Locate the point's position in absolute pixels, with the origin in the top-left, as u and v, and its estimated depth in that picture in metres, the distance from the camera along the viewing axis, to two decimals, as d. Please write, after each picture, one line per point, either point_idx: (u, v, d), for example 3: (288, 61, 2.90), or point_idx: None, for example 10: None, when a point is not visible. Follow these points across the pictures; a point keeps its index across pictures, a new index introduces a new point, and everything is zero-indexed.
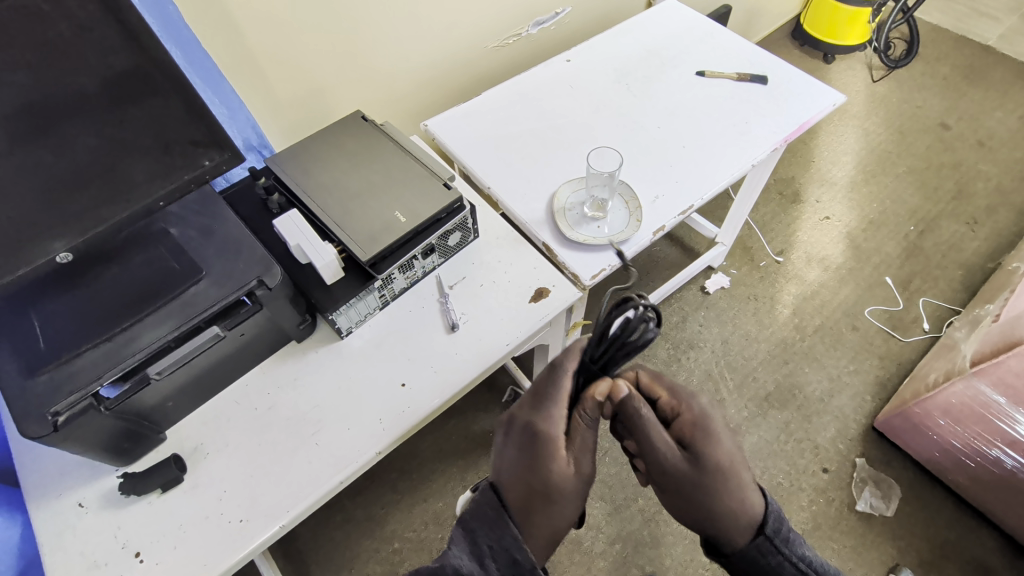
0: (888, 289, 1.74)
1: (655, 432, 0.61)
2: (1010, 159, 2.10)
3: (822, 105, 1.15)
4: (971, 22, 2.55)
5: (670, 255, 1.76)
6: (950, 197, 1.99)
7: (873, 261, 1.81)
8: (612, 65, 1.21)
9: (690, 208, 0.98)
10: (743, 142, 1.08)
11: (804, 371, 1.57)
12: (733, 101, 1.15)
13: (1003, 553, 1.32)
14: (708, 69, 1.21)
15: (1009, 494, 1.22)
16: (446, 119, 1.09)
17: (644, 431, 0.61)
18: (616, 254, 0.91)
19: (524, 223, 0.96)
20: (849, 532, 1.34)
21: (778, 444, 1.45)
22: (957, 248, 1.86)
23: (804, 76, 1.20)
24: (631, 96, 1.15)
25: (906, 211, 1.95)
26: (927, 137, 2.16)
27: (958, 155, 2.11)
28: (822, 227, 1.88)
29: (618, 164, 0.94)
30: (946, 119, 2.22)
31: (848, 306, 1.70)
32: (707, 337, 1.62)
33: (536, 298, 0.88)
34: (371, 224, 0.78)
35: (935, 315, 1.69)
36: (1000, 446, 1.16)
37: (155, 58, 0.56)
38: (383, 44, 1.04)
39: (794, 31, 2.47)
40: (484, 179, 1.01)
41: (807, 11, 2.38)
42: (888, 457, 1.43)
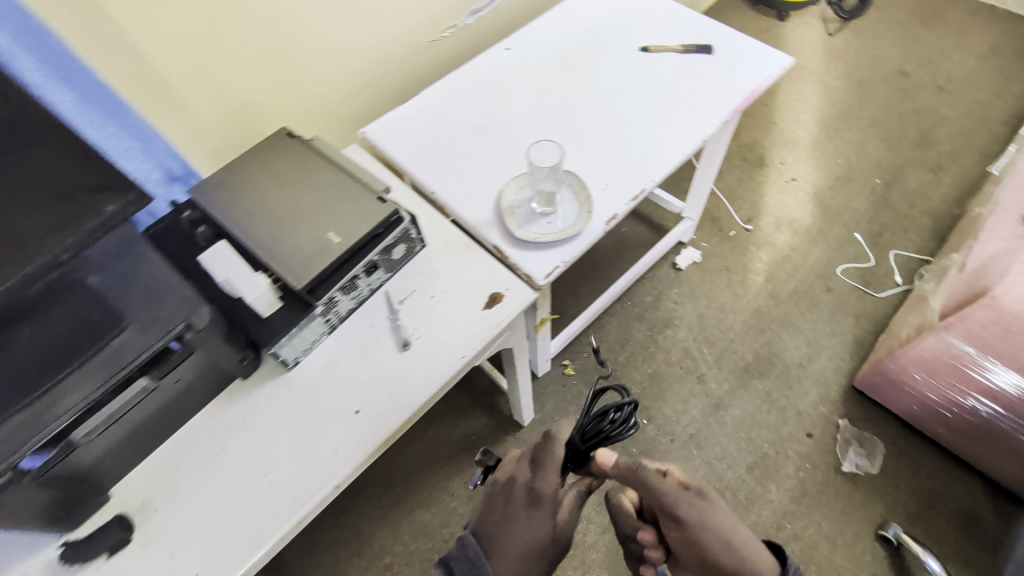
0: (859, 246, 1.74)
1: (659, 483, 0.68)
2: (970, 101, 2.09)
3: (769, 71, 1.13)
4: None
5: (639, 235, 1.74)
6: (913, 146, 1.98)
7: (841, 219, 1.80)
8: (553, 49, 1.17)
9: (641, 192, 0.96)
10: (692, 117, 1.06)
11: (782, 338, 1.57)
12: (679, 76, 1.12)
13: (988, 497, 1.34)
14: (651, 45, 1.17)
15: (988, 439, 1.23)
16: (384, 124, 1.04)
17: (647, 483, 0.68)
18: (570, 250, 0.88)
19: (473, 226, 0.92)
20: (837, 495, 1.35)
21: (761, 414, 1.45)
22: (924, 197, 1.85)
23: (749, 41, 1.18)
24: (574, 80, 1.11)
25: (871, 165, 1.93)
26: (886, 86, 2.14)
27: (918, 102, 2.10)
28: (789, 190, 1.87)
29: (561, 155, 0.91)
30: (905, 66, 2.20)
31: (820, 268, 1.69)
32: (682, 314, 1.61)
33: (490, 304, 0.85)
34: (304, 248, 0.74)
35: (906, 267, 1.69)
36: (976, 395, 1.17)
37: (25, 105, 0.52)
38: (307, 52, 0.99)
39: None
40: (428, 184, 0.96)
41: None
42: (870, 414, 1.44)
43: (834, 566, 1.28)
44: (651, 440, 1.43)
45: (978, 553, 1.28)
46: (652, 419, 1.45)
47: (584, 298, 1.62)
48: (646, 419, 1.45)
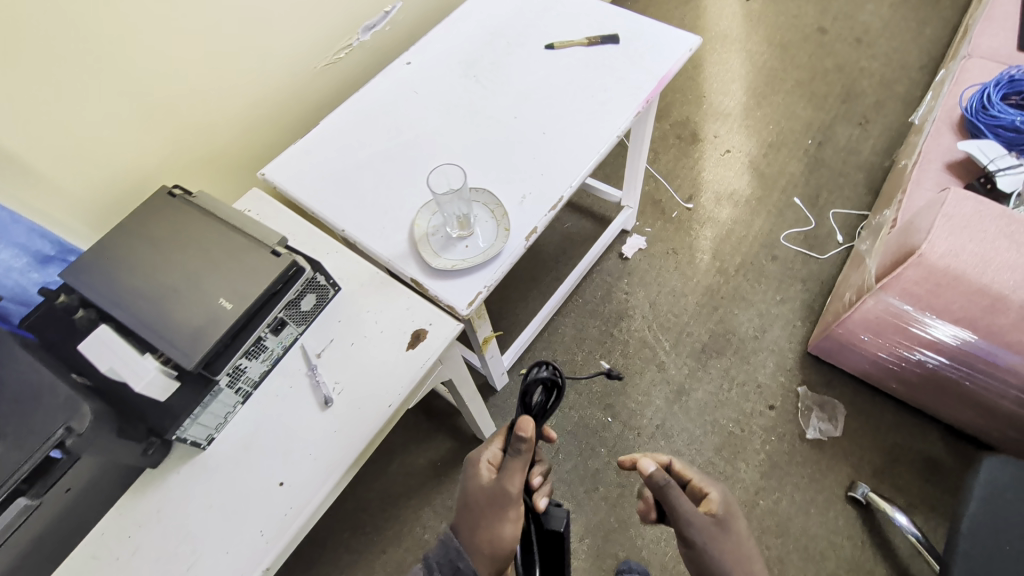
0: (799, 210, 1.75)
1: (686, 504, 0.64)
2: (888, 50, 2.12)
3: (677, 54, 1.10)
4: None
5: (583, 229, 1.71)
6: (840, 102, 2.00)
7: (779, 185, 1.81)
8: (456, 58, 1.12)
9: (560, 200, 0.92)
10: (603, 113, 1.02)
11: (734, 313, 1.57)
12: (587, 70, 1.08)
13: (947, 441, 1.37)
14: (557, 41, 1.13)
15: (938, 388, 1.25)
16: (284, 162, 0.98)
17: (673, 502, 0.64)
18: (491, 273, 0.84)
19: (388, 261, 0.87)
20: (804, 463, 1.36)
21: (722, 394, 1.45)
22: (855, 152, 1.87)
23: (653, 25, 1.15)
24: (480, 89, 1.06)
25: (801, 126, 1.94)
26: (807, 45, 2.16)
27: (840, 57, 2.12)
28: (725, 163, 1.86)
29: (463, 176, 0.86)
30: (823, 23, 2.22)
31: (763, 237, 1.70)
32: (635, 304, 1.59)
33: (413, 343, 0.80)
34: (194, 321, 0.68)
35: (846, 225, 1.71)
36: (920, 349, 1.18)
37: None
38: (184, 97, 0.92)
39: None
40: (337, 222, 0.91)
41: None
42: (827, 377, 1.46)
43: (809, 533, 1.29)
44: (618, 437, 1.41)
45: (943, 498, 1.31)
46: (616, 415, 1.44)
47: (535, 302, 1.59)
48: (611, 416, 1.44)
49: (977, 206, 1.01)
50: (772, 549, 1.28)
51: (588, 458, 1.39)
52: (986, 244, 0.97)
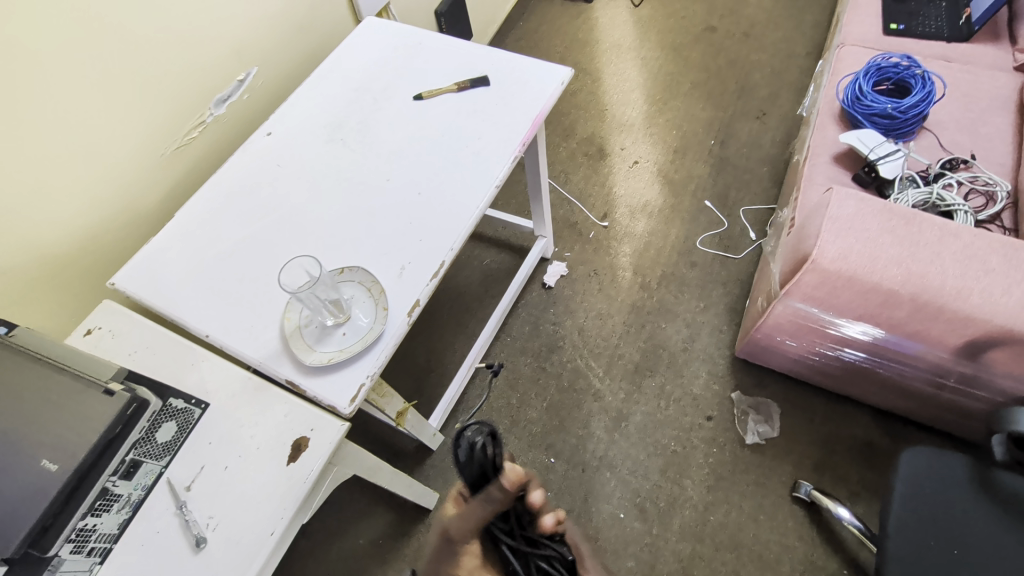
0: (711, 213, 1.77)
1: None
2: (774, 42, 2.20)
3: (549, 90, 1.07)
4: None
5: (502, 262, 1.67)
6: (736, 98, 2.05)
7: (689, 189, 1.83)
8: (319, 121, 1.05)
9: (441, 266, 0.87)
10: (479, 163, 0.98)
11: (662, 328, 1.56)
12: (459, 118, 1.04)
13: (878, 424, 1.39)
14: (425, 90, 1.09)
15: (861, 378, 1.27)
16: (136, 266, 0.89)
17: None
18: (373, 360, 0.78)
19: (259, 363, 0.80)
20: (748, 470, 1.36)
21: (661, 412, 1.44)
22: (757, 147, 1.92)
23: (523, 61, 1.12)
24: (348, 153, 1.00)
25: (703, 127, 1.98)
26: (698, 47, 2.20)
27: (730, 53, 2.17)
28: (635, 174, 1.87)
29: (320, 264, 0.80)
30: (710, 22, 2.27)
31: (680, 245, 1.71)
32: (563, 333, 1.56)
33: (294, 455, 0.73)
34: (12, 494, 0.61)
35: (757, 221, 1.74)
36: (837, 346, 1.19)
37: None
38: (3, 215, 0.82)
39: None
40: (199, 327, 0.82)
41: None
42: (758, 377, 1.47)
43: (762, 541, 1.28)
44: (563, 476, 1.37)
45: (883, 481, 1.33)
46: (558, 453, 1.40)
47: (462, 348, 1.53)
48: (553, 456, 1.39)
49: (860, 205, 1.03)
50: (728, 565, 1.26)
51: None
52: (872, 242, 0.98)
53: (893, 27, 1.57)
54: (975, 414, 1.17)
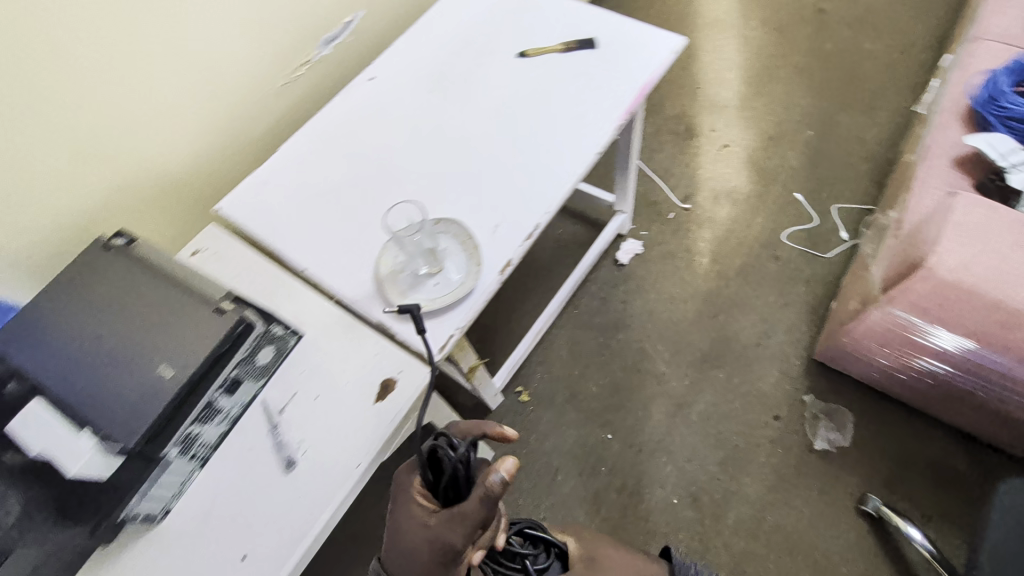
0: (801, 206, 1.67)
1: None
2: (892, 29, 2.01)
3: (660, 58, 1.02)
4: None
5: (575, 234, 1.63)
6: (842, 88, 1.90)
7: (779, 180, 1.72)
8: (421, 71, 1.04)
9: (535, 229, 0.85)
10: (581, 127, 0.94)
11: (736, 319, 1.50)
12: (563, 79, 1.00)
13: (964, 449, 1.30)
14: (529, 48, 1.05)
15: (952, 398, 1.19)
16: (241, 194, 0.92)
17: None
18: (462, 313, 0.78)
19: (353, 303, 0.81)
20: (813, 476, 1.30)
21: (726, 405, 1.39)
22: (860, 141, 1.78)
23: (634, 25, 1.06)
24: (448, 105, 0.99)
25: (802, 115, 1.85)
26: (806, 28, 2.05)
27: (841, 38, 2.01)
28: (722, 158, 1.78)
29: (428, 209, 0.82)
30: (822, 2, 2.10)
31: (764, 236, 1.62)
32: (631, 313, 1.53)
33: (381, 395, 0.74)
34: (133, 393, 0.63)
35: (851, 220, 1.63)
36: (924, 358, 1.12)
37: None
38: (126, 132, 0.86)
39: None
40: (298, 260, 0.84)
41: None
42: (835, 384, 1.39)
43: (820, 550, 1.23)
44: (619, 454, 1.36)
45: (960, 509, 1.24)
46: (616, 431, 1.38)
47: (527, 315, 1.53)
48: (610, 433, 1.38)
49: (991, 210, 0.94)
50: (781, 568, 1.22)
51: (587, 478, 1.33)
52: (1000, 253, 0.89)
53: None
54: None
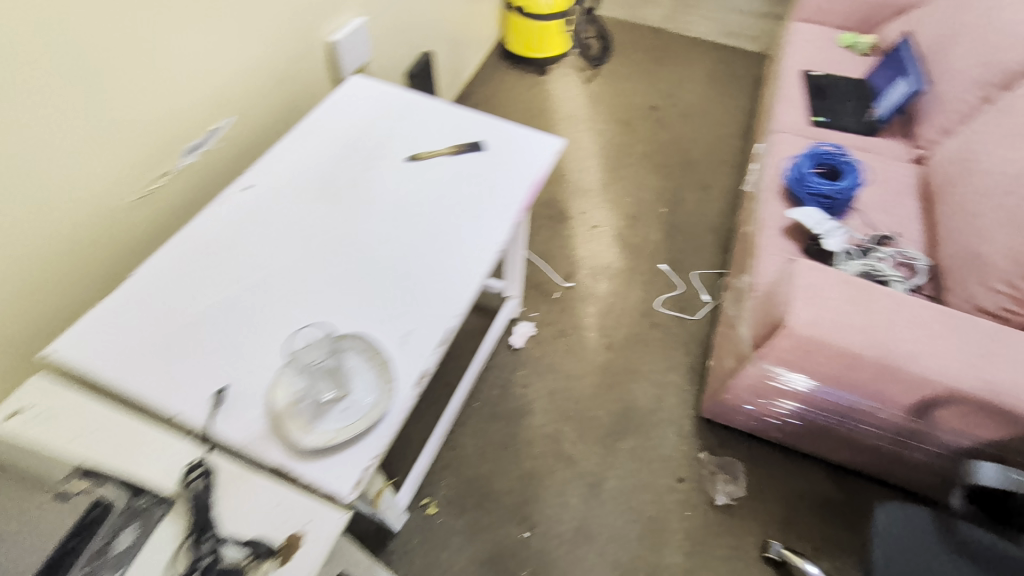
0: (666, 275, 1.85)
1: None
2: (710, 121, 2.38)
3: (544, 157, 1.12)
4: (640, 12, 2.86)
5: (469, 325, 1.62)
6: (681, 170, 2.18)
7: (645, 253, 1.90)
8: (306, 177, 1.02)
9: (447, 335, 0.84)
10: (480, 229, 0.98)
11: (630, 388, 1.58)
12: (457, 182, 1.05)
13: (829, 478, 1.48)
14: (419, 151, 1.09)
15: (810, 432, 1.40)
16: (92, 329, 0.79)
17: None
18: (376, 438, 0.73)
19: (241, 446, 0.70)
20: (720, 531, 1.38)
21: (635, 475, 1.43)
22: (703, 213, 2.04)
23: (521, 131, 1.17)
24: (340, 210, 0.97)
25: (655, 196, 2.08)
26: (643, 122, 2.34)
27: (673, 130, 2.33)
28: (594, 239, 1.91)
29: (348, 334, 0.80)
30: (654, 101, 2.43)
31: (641, 307, 1.76)
32: (534, 396, 1.53)
33: (285, 556, 0.64)
34: None
35: (708, 283, 1.84)
36: (779, 404, 1.35)
37: None
38: None
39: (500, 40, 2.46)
40: (170, 404, 0.73)
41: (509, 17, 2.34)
42: (721, 438, 1.51)
43: None
44: (540, 547, 1.30)
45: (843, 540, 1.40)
46: (534, 525, 1.33)
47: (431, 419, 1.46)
48: (528, 529, 1.33)
49: (831, 273, 1.19)
50: None
51: None
52: (839, 301, 1.14)
53: (818, 119, 1.83)
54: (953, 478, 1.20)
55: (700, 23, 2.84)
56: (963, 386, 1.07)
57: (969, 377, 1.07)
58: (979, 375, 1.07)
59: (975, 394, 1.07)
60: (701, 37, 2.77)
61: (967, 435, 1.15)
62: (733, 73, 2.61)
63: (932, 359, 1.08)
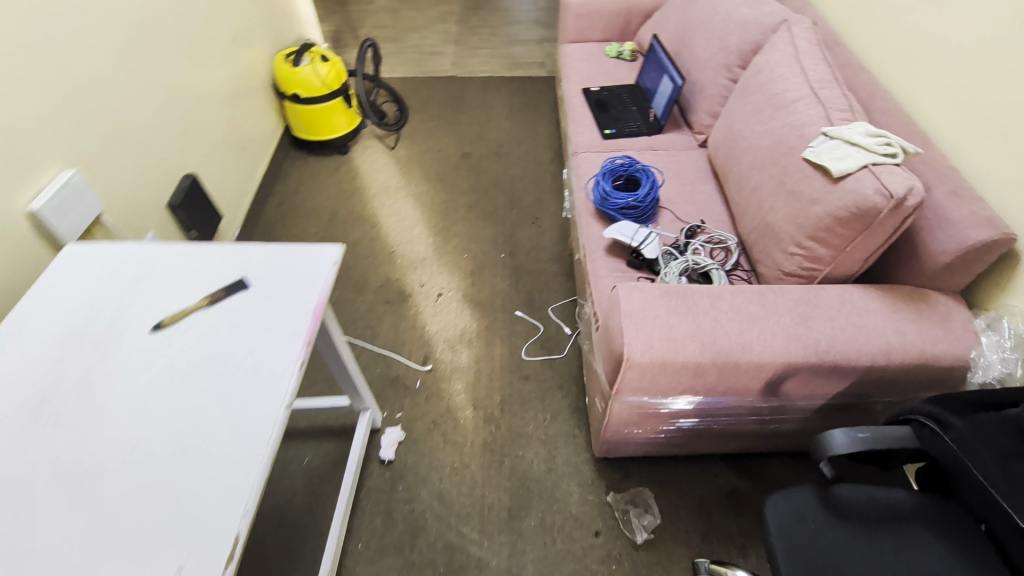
0: (523, 321, 1.81)
1: None
2: (523, 153, 2.42)
3: (320, 276, 0.98)
4: (427, 65, 2.87)
5: (330, 456, 1.46)
6: (509, 210, 2.17)
7: (497, 306, 1.85)
8: (16, 401, 0.82)
9: (233, 550, 0.68)
10: (256, 391, 0.83)
11: (520, 456, 1.50)
12: (219, 341, 0.89)
13: (730, 469, 1.50)
14: (165, 316, 0.93)
15: (699, 439, 1.38)
16: None
17: None
18: None
19: None
20: (649, 569, 1.32)
21: (549, 549, 1.34)
22: (541, 246, 2.04)
23: (290, 251, 1.02)
24: (69, 431, 0.79)
25: (491, 244, 2.05)
26: (459, 172, 2.31)
27: (490, 171, 2.33)
28: (443, 308, 1.83)
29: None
30: (465, 148, 2.42)
31: (508, 364, 1.70)
32: (422, 506, 1.40)
33: None
34: None
35: (566, 315, 1.83)
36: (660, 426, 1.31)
37: None
38: None
39: (286, 125, 2.28)
40: None
41: (285, 103, 2.17)
42: (623, 470, 1.48)
43: None
44: None
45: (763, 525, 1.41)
46: None
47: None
48: None
49: (651, 288, 1.19)
50: None
51: None
52: (665, 317, 1.13)
53: (608, 132, 1.88)
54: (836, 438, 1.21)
55: (488, 61, 2.91)
56: (796, 357, 1.10)
57: (797, 347, 1.11)
58: (805, 342, 1.11)
59: (808, 360, 1.10)
60: (492, 75, 2.83)
61: (819, 395, 1.19)
62: (531, 101, 2.69)
63: (762, 343, 1.11)
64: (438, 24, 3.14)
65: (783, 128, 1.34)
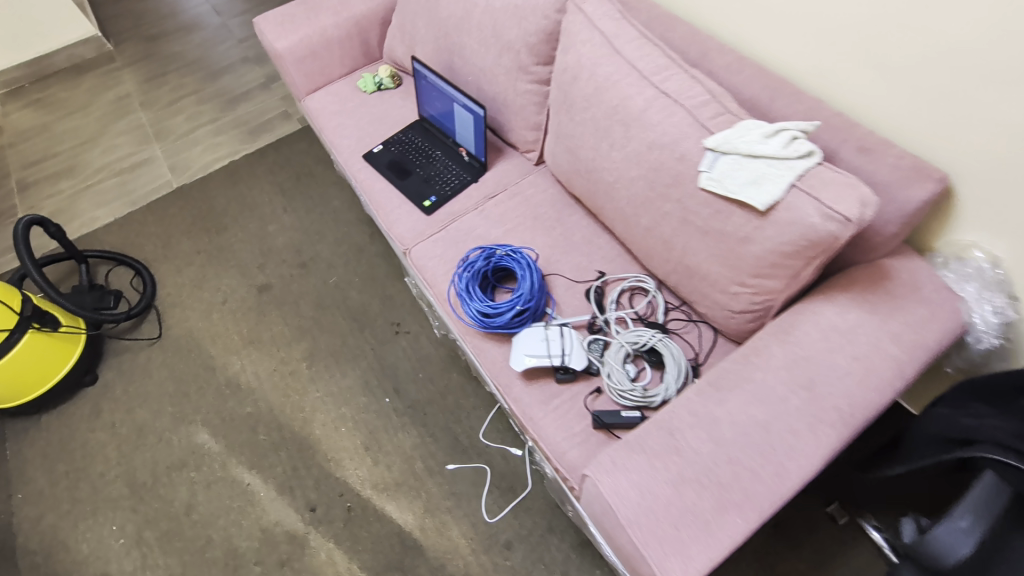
0: (462, 473, 1.43)
1: None
2: (333, 245, 1.88)
3: None
4: (136, 185, 2.08)
5: None
6: (360, 333, 1.69)
7: (421, 474, 1.44)
8: None
9: None
10: None
11: None
12: None
13: None
14: None
15: None
16: None
17: None
18: None
19: None
20: None
21: None
22: (425, 360, 1.62)
23: None
24: None
25: (366, 393, 1.58)
26: (271, 317, 1.74)
27: (308, 294, 1.78)
28: (360, 523, 1.39)
29: None
30: (258, 280, 1.82)
31: (478, 541, 1.34)
32: None
33: None
34: None
35: (503, 432, 1.48)
36: None
37: None
38: None
39: None
40: None
41: None
42: None
43: None
44: None
45: (822, 541, 1.27)
46: None
47: None
48: None
49: (630, 457, 0.84)
50: None
51: None
52: (676, 500, 0.80)
53: (429, 204, 1.44)
54: (873, 469, 1.03)
55: (216, 141, 2.19)
56: (833, 446, 0.84)
57: (827, 432, 0.85)
58: (828, 420, 0.86)
59: (844, 439, 0.85)
60: (233, 158, 2.14)
61: None
62: (301, 169, 2.08)
63: (794, 456, 0.83)
64: (118, 120, 2.28)
65: (650, 151, 1.03)
